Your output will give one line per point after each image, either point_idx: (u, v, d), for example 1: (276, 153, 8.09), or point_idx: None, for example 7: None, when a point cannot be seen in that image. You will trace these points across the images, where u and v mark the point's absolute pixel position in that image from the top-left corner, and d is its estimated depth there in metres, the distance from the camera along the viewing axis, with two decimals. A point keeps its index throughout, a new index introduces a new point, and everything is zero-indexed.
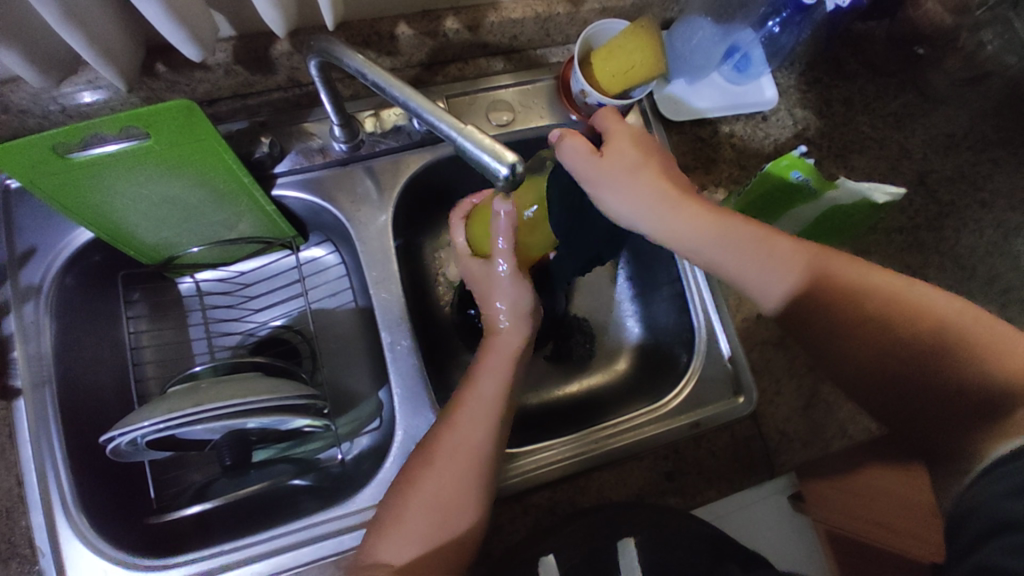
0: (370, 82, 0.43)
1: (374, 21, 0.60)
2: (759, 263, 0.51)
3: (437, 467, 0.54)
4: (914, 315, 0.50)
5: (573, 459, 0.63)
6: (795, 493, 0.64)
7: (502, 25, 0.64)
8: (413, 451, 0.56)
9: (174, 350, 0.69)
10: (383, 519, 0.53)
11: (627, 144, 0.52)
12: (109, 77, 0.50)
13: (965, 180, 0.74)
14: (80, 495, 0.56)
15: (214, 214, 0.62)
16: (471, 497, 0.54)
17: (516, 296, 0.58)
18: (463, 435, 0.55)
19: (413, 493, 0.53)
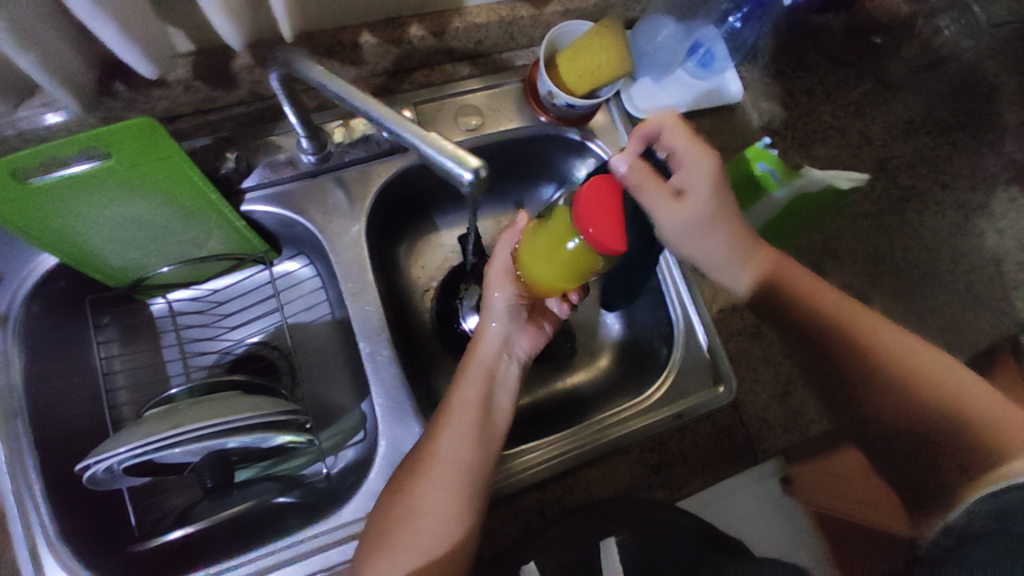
0: (330, 90, 0.42)
1: (336, 31, 0.59)
2: (728, 267, 0.59)
3: (432, 479, 0.54)
4: (904, 356, 0.58)
5: (559, 458, 0.63)
6: (784, 476, 0.64)
7: (467, 29, 0.63)
8: (408, 457, 0.56)
9: (149, 372, 0.67)
10: (377, 522, 0.54)
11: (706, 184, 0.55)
12: (64, 98, 0.49)
13: (925, 164, 0.76)
14: (61, 525, 0.55)
15: (182, 233, 0.61)
16: (464, 508, 0.54)
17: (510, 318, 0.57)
18: (450, 445, 0.55)
19: (408, 506, 0.53)
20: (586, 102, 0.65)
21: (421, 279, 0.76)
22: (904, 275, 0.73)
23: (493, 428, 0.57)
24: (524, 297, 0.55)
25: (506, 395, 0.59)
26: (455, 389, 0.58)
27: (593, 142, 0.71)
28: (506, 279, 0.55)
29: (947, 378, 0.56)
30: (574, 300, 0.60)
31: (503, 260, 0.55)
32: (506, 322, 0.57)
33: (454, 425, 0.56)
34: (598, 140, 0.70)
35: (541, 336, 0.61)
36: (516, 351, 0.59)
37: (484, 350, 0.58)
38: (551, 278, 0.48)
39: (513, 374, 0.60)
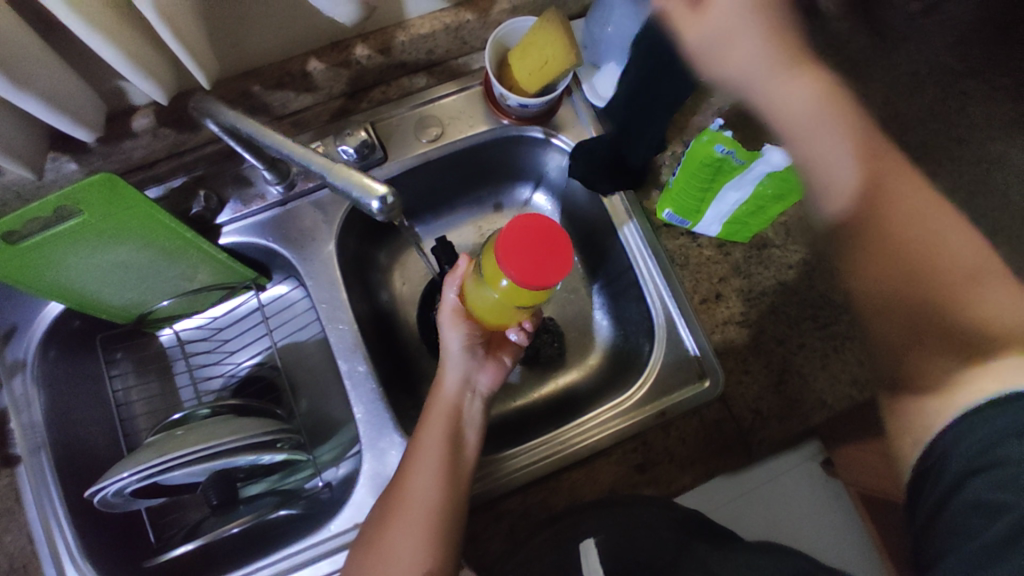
0: (245, 130, 0.44)
1: (284, 62, 0.60)
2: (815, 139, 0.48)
3: (408, 505, 0.56)
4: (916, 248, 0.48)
5: (544, 459, 0.63)
6: (826, 460, 0.68)
7: (413, 42, 0.63)
8: (385, 491, 0.58)
9: (162, 399, 0.73)
10: (356, 556, 0.55)
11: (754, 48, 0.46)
12: (17, 170, 0.50)
13: (935, 118, 0.70)
14: (85, 545, 0.61)
15: (169, 271, 0.65)
16: (436, 529, 0.54)
17: (466, 363, 0.62)
18: (419, 479, 0.56)
19: (389, 533, 0.55)
20: (539, 100, 0.64)
21: (406, 291, 0.78)
22: None
23: (462, 460, 0.59)
24: (475, 337, 0.61)
25: (473, 430, 0.61)
26: (422, 428, 0.60)
27: (556, 137, 0.70)
28: (457, 318, 0.60)
29: (972, 258, 0.47)
30: (529, 328, 0.61)
31: (452, 299, 0.60)
32: (463, 362, 0.62)
33: (423, 461, 0.57)
34: (560, 135, 0.70)
35: (500, 369, 0.65)
36: (478, 387, 0.63)
37: (444, 392, 0.62)
38: (490, 313, 0.55)
39: (476, 412, 0.62)
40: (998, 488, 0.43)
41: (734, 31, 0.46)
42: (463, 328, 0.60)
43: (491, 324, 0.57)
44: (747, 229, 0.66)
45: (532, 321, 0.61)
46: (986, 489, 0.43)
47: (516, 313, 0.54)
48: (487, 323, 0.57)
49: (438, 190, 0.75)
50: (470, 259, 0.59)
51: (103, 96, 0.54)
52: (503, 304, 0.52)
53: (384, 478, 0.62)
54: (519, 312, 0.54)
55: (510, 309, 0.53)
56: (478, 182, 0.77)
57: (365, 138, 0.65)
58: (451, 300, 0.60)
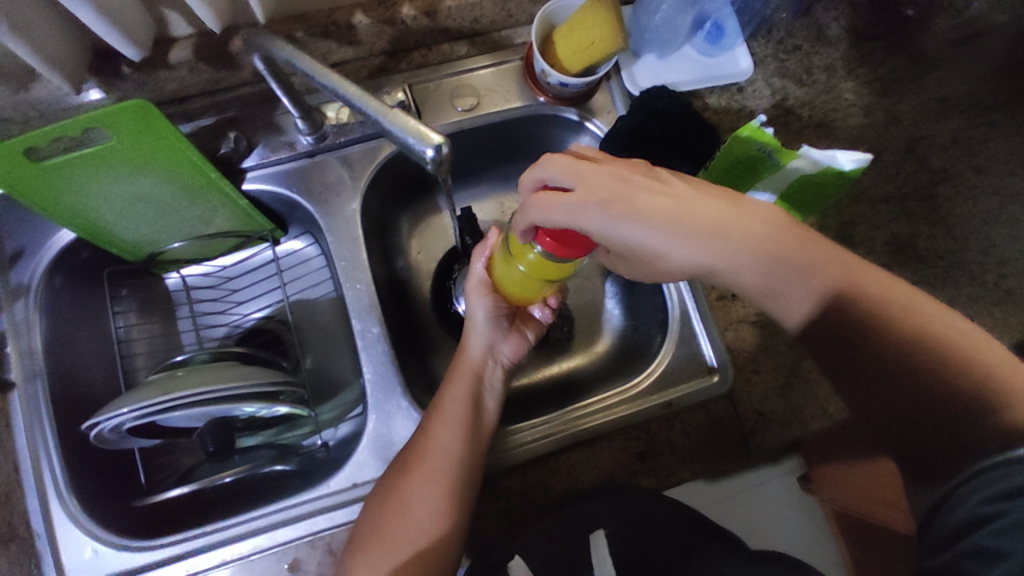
0: (301, 70, 0.44)
1: (331, 12, 0.60)
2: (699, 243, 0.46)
3: (423, 467, 0.57)
4: (925, 360, 0.47)
5: (552, 437, 0.64)
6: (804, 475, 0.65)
7: (460, 8, 0.63)
8: (403, 451, 0.59)
9: (164, 341, 0.72)
10: (369, 514, 0.56)
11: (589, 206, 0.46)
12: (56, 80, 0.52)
13: (959, 145, 0.73)
14: (73, 481, 0.60)
15: (187, 211, 0.64)
16: (450, 497, 0.56)
17: (492, 332, 0.62)
18: (442, 437, 0.58)
19: (401, 499, 0.56)
20: (579, 81, 0.64)
21: (420, 260, 0.77)
22: (928, 266, 0.70)
23: (482, 429, 0.60)
24: (500, 309, 0.61)
25: (493, 398, 0.63)
26: (445, 389, 0.62)
27: (591, 121, 0.70)
28: (482, 290, 0.60)
29: (940, 325, 0.47)
30: (553, 304, 0.62)
31: (479, 271, 0.60)
32: (488, 332, 0.62)
33: (445, 420, 0.59)
34: (595, 121, 0.70)
35: (523, 343, 0.65)
36: (501, 357, 0.64)
37: (469, 357, 0.63)
38: (514, 288, 0.56)
39: (496, 381, 0.64)
40: (994, 534, 0.41)
41: (656, 223, 0.46)
42: (488, 301, 0.60)
43: (520, 298, 0.58)
44: None
45: (556, 297, 0.62)
46: (987, 536, 0.41)
47: (544, 288, 0.55)
48: (516, 298, 0.58)
49: (465, 161, 0.75)
50: (500, 232, 0.59)
51: (147, 21, 0.54)
52: (528, 276, 0.53)
53: (386, 441, 0.62)
54: (546, 285, 0.55)
55: (535, 282, 0.54)
56: (505, 158, 0.77)
57: (402, 100, 0.65)
58: (477, 272, 0.60)
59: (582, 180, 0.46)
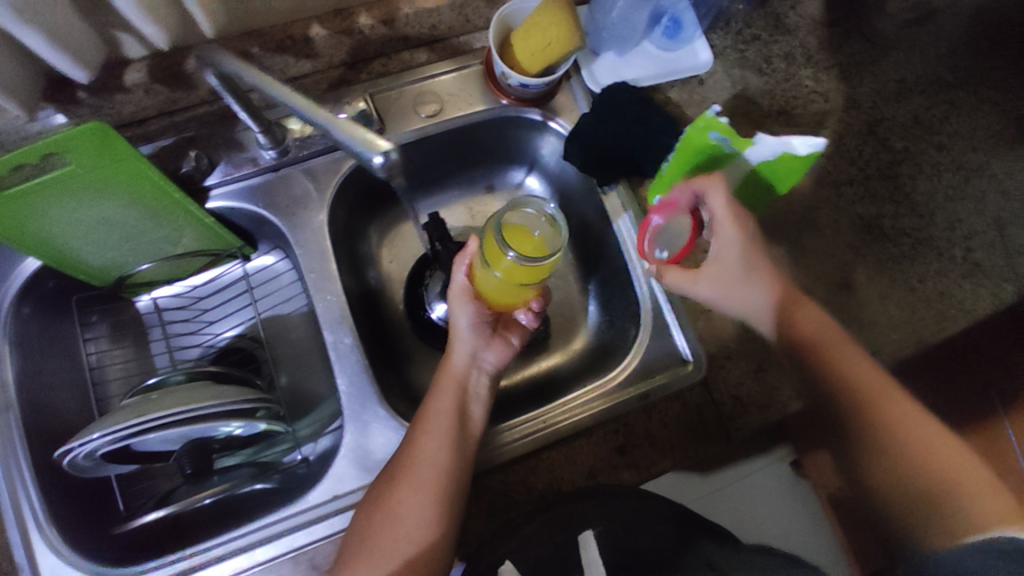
0: (249, 82, 0.44)
1: (286, 26, 0.60)
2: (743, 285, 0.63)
3: (411, 478, 0.56)
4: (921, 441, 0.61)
5: (537, 436, 0.64)
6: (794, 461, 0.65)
7: (417, 15, 0.64)
8: (389, 463, 0.59)
9: (137, 366, 0.71)
10: (359, 519, 0.56)
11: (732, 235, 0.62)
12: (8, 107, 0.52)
13: (920, 125, 0.74)
14: (51, 512, 0.59)
15: (153, 233, 0.64)
16: (438, 504, 0.55)
17: (475, 338, 0.65)
18: (428, 446, 0.58)
19: (390, 509, 0.55)
20: (539, 81, 0.64)
21: (393, 269, 0.77)
22: (895, 245, 0.70)
23: (469, 436, 0.60)
24: (481, 315, 0.65)
25: (479, 405, 0.63)
26: (432, 398, 0.62)
27: (554, 120, 0.70)
28: (464, 298, 0.64)
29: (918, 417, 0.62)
30: (536, 309, 0.64)
31: (461, 282, 0.64)
32: (470, 339, 0.64)
33: (432, 431, 0.59)
34: (559, 119, 0.70)
35: (507, 349, 0.67)
36: (485, 363, 0.65)
37: (453, 365, 0.64)
38: (493, 294, 0.60)
39: (482, 388, 0.64)
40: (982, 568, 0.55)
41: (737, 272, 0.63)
42: (470, 308, 0.64)
43: (504, 302, 0.61)
44: None
45: (538, 301, 0.63)
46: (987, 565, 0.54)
47: (525, 290, 0.58)
48: (495, 302, 0.61)
49: (432, 167, 0.75)
50: (479, 241, 0.63)
51: (99, 47, 0.54)
52: (503, 281, 0.57)
53: (365, 452, 0.61)
54: (525, 290, 0.58)
55: (511, 287, 0.58)
56: (472, 163, 0.77)
57: (363, 108, 0.65)
58: (460, 283, 0.64)
59: (726, 210, 0.61)
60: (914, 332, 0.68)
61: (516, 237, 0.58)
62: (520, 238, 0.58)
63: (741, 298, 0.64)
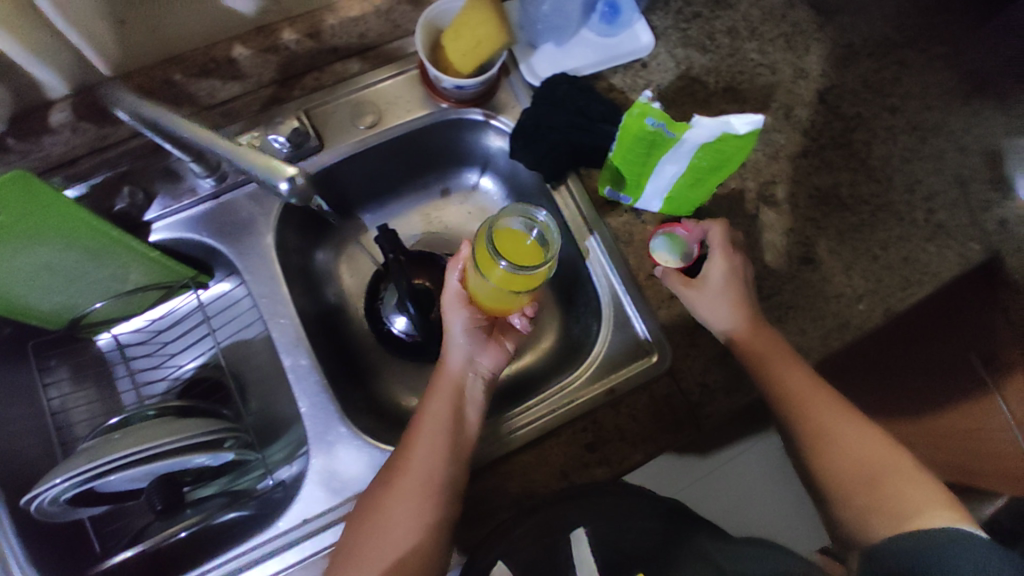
0: (140, 118, 0.45)
1: (208, 48, 0.59)
2: (718, 307, 0.61)
3: (404, 484, 0.56)
4: (848, 445, 0.58)
5: (530, 431, 0.64)
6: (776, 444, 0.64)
7: (344, 25, 0.62)
8: (383, 469, 0.59)
9: (102, 406, 0.71)
10: (354, 527, 0.56)
11: (718, 270, 0.62)
12: None
13: (870, 88, 0.73)
14: (26, 559, 0.59)
15: (99, 271, 0.62)
16: (431, 508, 0.55)
17: (472, 343, 0.63)
18: (420, 451, 0.57)
19: (384, 515, 0.55)
20: (474, 81, 0.63)
21: (352, 284, 0.76)
22: (853, 214, 0.69)
23: (463, 440, 0.59)
24: (477, 319, 0.63)
25: (475, 408, 0.62)
26: (427, 403, 0.61)
27: (496, 119, 0.69)
28: (459, 303, 0.63)
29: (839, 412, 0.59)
30: (530, 314, 0.66)
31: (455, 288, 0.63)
32: (466, 343, 0.63)
33: (425, 436, 0.58)
34: (502, 117, 0.69)
35: (503, 353, 0.66)
36: (481, 368, 0.64)
37: (448, 370, 0.63)
38: (487, 300, 0.59)
39: (479, 391, 0.63)
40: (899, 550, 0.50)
41: (713, 299, 0.62)
42: (465, 313, 0.63)
43: (496, 308, 0.60)
44: (689, 203, 0.65)
45: (532, 307, 0.65)
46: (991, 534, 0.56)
47: (517, 298, 0.58)
48: (493, 309, 0.61)
49: (381, 177, 0.74)
50: (471, 245, 0.61)
51: (16, 91, 0.53)
52: (496, 288, 0.57)
53: (333, 474, 0.61)
54: (516, 296, 0.58)
55: (505, 293, 0.57)
56: (421, 169, 0.76)
57: (297, 125, 0.64)
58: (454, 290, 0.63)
59: (718, 243, 0.63)
60: (878, 300, 0.67)
61: (508, 244, 0.57)
62: (513, 245, 0.57)
63: (703, 312, 0.62)
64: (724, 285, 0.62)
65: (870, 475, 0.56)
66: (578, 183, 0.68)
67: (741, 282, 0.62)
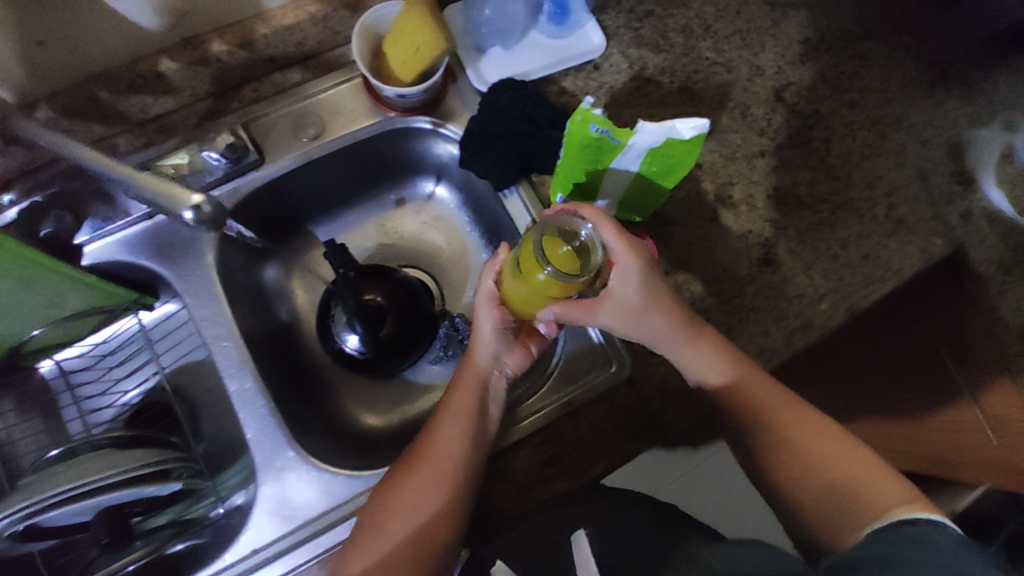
0: (45, 145, 0.44)
1: (134, 63, 0.57)
2: (647, 333, 0.58)
3: (427, 471, 0.57)
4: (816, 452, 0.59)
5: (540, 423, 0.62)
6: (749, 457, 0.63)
7: (277, 34, 0.60)
8: (407, 454, 0.60)
9: (48, 436, 0.67)
10: (372, 512, 0.56)
11: (630, 283, 0.55)
12: None
13: (829, 84, 0.71)
14: None
15: (33, 299, 0.59)
16: (452, 498, 0.56)
17: (500, 344, 0.61)
18: (444, 442, 0.58)
19: (405, 499, 0.56)
20: (416, 89, 0.61)
21: (306, 300, 0.74)
22: (813, 213, 0.68)
23: (486, 434, 0.59)
24: (508, 321, 0.60)
25: (497, 403, 0.62)
26: (450, 397, 0.61)
27: (444, 127, 0.67)
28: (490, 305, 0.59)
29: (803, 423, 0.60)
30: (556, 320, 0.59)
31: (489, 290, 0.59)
32: (493, 343, 0.61)
33: (449, 429, 0.59)
34: (449, 125, 0.67)
35: (528, 356, 0.64)
36: (506, 368, 0.63)
37: (475, 365, 0.62)
38: (523, 303, 0.54)
39: (503, 387, 0.62)
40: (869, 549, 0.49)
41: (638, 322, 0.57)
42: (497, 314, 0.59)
43: (528, 311, 0.56)
44: (643, 210, 0.64)
45: None
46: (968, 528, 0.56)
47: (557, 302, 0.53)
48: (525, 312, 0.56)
49: (330, 190, 0.72)
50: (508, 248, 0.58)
51: None
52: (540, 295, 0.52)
53: (285, 501, 0.59)
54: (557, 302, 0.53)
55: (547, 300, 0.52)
56: (372, 179, 0.74)
57: (232, 140, 0.61)
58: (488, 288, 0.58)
59: (615, 247, 0.55)
60: (841, 300, 0.66)
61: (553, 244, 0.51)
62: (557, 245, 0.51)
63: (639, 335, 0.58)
64: (647, 301, 0.56)
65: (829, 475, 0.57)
66: (529, 188, 0.66)
67: (653, 286, 0.56)
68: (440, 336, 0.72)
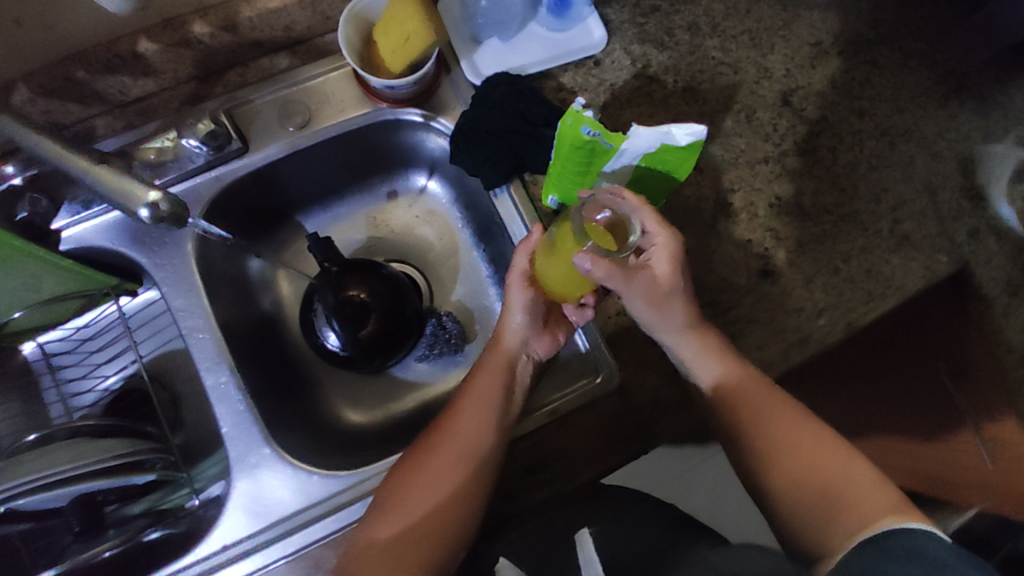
0: None
1: (111, 43, 0.55)
2: (670, 323, 0.56)
3: (448, 453, 0.57)
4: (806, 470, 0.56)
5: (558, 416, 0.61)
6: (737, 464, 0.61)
7: (264, 17, 0.58)
8: (430, 432, 0.59)
9: (26, 420, 0.64)
10: (389, 487, 0.56)
11: (662, 268, 0.55)
12: None
13: (840, 90, 0.68)
14: None
15: (11, 281, 0.58)
16: (470, 485, 0.55)
17: (530, 326, 0.61)
18: (468, 424, 0.57)
19: (426, 478, 0.56)
20: (404, 81, 0.58)
21: (291, 292, 0.73)
22: (816, 224, 0.65)
23: (509, 419, 0.59)
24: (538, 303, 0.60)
25: (522, 389, 0.61)
26: (477, 378, 0.60)
27: (435, 121, 0.65)
28: (522, 285, 0.59)
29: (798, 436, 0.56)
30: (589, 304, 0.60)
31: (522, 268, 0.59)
32: (524, 325, 0.60)
33: (475, 410, 0.58)
34: (439, 120, 0.65)
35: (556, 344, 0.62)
36: (534, 353, 0.62)
37: (505, 347, 0.61)
38: (553, 284, 0.55)
39: (529, 373, 0.62)
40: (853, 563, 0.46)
41: (664, 310, 0.56)
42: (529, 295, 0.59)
43: (567, 292, 0.56)
44: None
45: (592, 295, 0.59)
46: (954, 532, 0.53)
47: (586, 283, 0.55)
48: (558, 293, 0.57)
49: (318, 180, 0.70)
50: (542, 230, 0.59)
51: None
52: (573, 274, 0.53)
53: (259, 499, 0.58)
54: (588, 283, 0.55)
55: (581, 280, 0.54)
56: (362, 171, 0.72)
57: (213, 127, 0.59)
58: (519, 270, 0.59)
59: (653, 232, 0.55)
60: (840, 315, 0.63)
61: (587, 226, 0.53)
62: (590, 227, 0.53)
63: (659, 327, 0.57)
64: (674, 288, 0.55)
65: (817, 485, 0.54)
66: (519, 189, 0.63)
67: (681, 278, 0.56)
68: (426, 332, 0.71)
